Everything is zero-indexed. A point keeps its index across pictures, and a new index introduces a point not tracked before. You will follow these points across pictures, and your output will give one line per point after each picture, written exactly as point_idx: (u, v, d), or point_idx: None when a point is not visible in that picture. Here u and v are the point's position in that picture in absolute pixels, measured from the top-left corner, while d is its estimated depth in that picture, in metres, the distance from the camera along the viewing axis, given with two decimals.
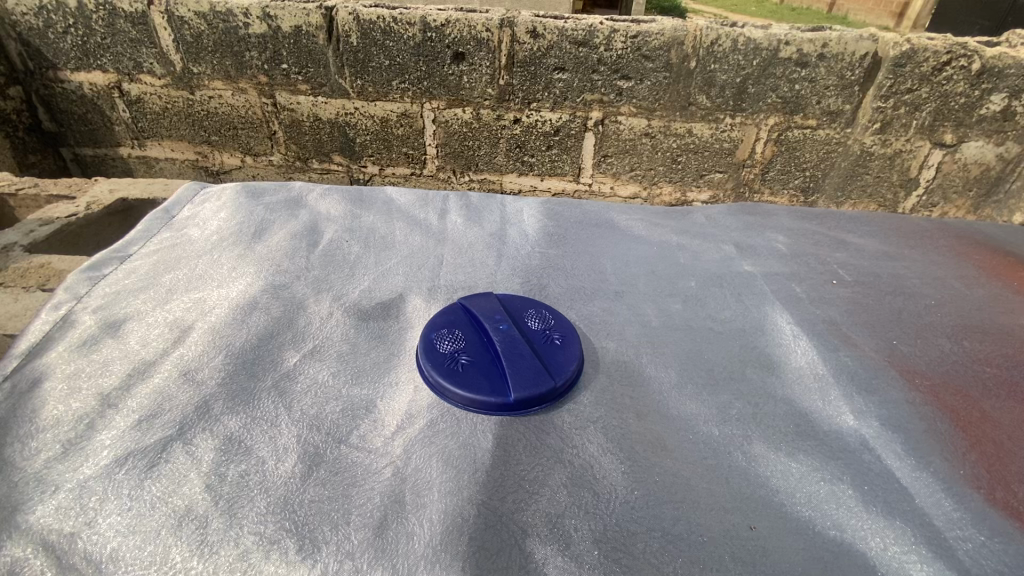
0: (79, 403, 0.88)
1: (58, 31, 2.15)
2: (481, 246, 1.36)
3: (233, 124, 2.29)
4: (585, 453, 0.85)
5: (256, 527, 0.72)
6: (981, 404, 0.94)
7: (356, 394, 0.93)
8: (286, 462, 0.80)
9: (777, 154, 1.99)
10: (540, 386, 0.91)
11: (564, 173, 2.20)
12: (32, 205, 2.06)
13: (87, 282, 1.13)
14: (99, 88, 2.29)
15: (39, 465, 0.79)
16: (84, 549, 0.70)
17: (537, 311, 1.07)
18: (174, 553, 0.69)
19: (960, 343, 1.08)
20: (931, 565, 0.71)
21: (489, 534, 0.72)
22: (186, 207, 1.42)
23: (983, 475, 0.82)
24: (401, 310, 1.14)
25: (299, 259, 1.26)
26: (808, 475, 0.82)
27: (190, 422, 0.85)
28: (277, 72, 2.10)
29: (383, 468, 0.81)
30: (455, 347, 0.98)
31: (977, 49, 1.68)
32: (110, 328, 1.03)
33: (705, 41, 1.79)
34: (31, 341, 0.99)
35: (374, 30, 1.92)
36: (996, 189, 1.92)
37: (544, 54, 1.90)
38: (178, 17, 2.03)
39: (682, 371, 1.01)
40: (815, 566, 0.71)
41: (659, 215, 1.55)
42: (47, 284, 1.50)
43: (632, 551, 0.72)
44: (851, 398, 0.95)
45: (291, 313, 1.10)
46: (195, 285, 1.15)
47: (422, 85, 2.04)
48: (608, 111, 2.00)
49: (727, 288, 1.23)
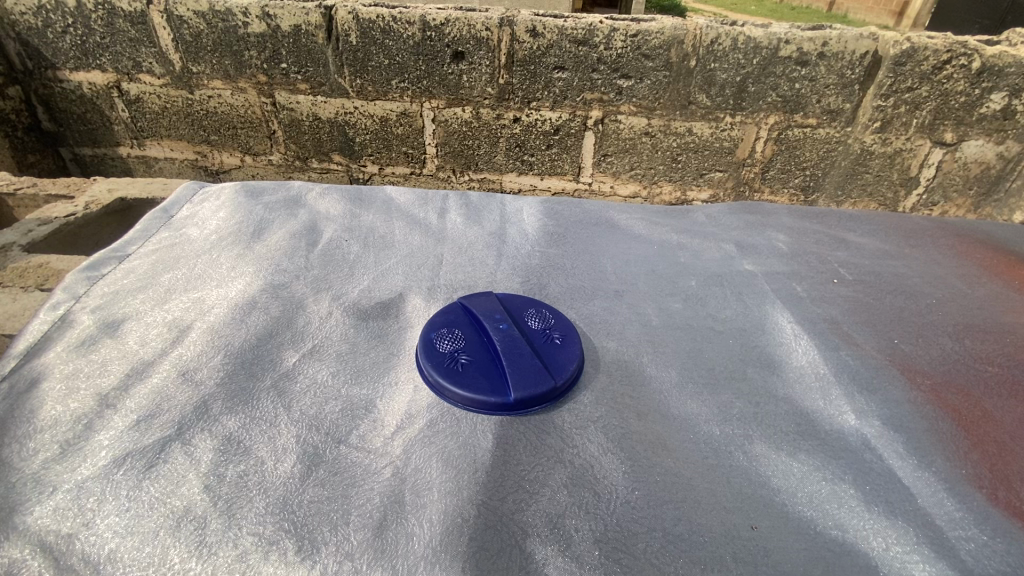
0: (77, 404, 0.88)
1: (57, 31, 2.14)
2: (481, 246, 1.35)
3: (232, 124, 2.28)
4: (585, 453, 0.84)
5: (254, 528, 0.71)
6: (982, 403, 0.94)
7: (355, 394, 0.93)
8: (285, 462, 0.80)
9: (777, 153, 1.99)
10: (540, 385, 0.91)
11: (563, 172, 2.19)
12: (31, 204, 2.05)
13: (85, 282, 1.13)
14: (97, 88, 2.28)
15: (36, 466, 0.79)
16: (81, 551, 0.70)
17: (537, 311, 1.07)
18: (172, 554, 0.69)
19: (961, 342, 1.07)
20: (933, 565, 0.71)
21: (489, 535, 0.72)
22: (185, 207, 1.42)
23: (985, 475, 0.82)
24: (401, 309, 1.14)
25: (299, 259, 1.25)
26: (809, 474, 0.82)
27: (189, 422, 0.85)
28: (276, 71, 2.09)
29: (383, 468, 0.81)
30: (454, 347, 0.97)
31: (977, 48, 1.68)
32: (108, 328, 1.03)
33: (705, 40, 1.79)
34: (29, 341, 0.98)
35: (373, 28, 1.92)
36: (996, 187, 1.92)
37: (544, 52, 1.89)
38: (177, 16, 2.02)
39: (683, 371, 1.01)
40: (817, 567, 0.71)
41: (659, 214, 1.55)
42: (45, 284, 1.49)
43: (633, 552, 0.71)
44: (852, 397, 0.94)
45: (290, 313, 1.09)
46: (194, 285, 1.14)
47: (421, 84, 2.03)
48: (608, 110, 1.99)
49: (728, 287, 1.23)
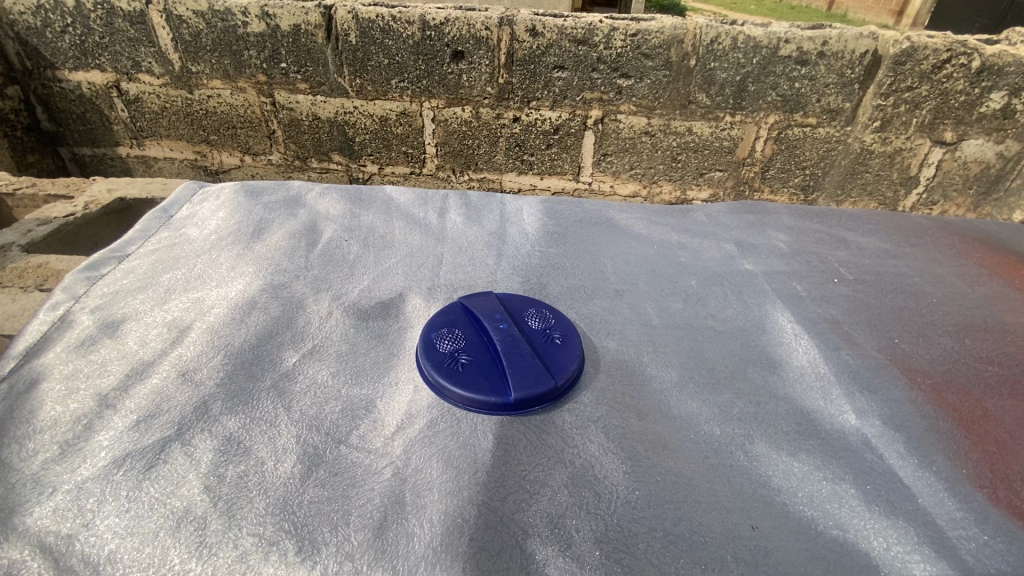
0: (77, 404, 0.88)
1: (56, 30, 2.14)
2: (481, 246, 1.35)
3: (231, 123, 2.28)
4: (585, 453, 0.84)
5: (254, 528, 0.71)
6: (983, 402, 0.94)
7: (356, 395, 0.93)
8: (285, 462, 0.80)
9: (777, 152, 1.98)
10: (540, 385, 0.91)
11: (563, 172, 2.19)
12: (30, 205, 2.05)
13: (85, 282, 1.13)
14: (97, 88, 2.28)
15: (36, 467, 0.79)
16: (81, 551, 0.69)
17: (537, 310, 1.07)
18: (172, 554, 0.69)
19: (961, 341, 1.07)
20: (934, 566, 0.71)
21: (490, 535, 0.72)
22: (184, 207, 1.42)
23: (986, 474, 0.82)
24: (401, 309, 1.14)
25: (298, 258, 1.25)
26: (810, 474, 0.82)
27: (189, 422, 0.85)
28: (276, 71, 2.09)
29: (383, 468, 0.81)
30: (454, 347, 0.97)
31: (977, 47, 1.68)
32: (108, 328, 1.03)
33: (705, 39, 1.79)
34: (28, 341, 0.98)
35: (373, 28, 1.92)
36: (996, 186, 1.92)
37: (543, 52, 1.89)
38: (176, 16, 2.02)
39: (683, 370, 1.00)
40: (818, 566, 0.71)
41: (659, 213, 1.55)
42: (44, 284, 1.49)
43: (633, 552, 0.71)
44: (853, 397, 0.94)
45: (290, 313, 1.09)
46: (194, 285, 1.14)
47: (421, 83, 2.03)
48: (607, 109, 1.99)
49: (728, 287, 1.23)
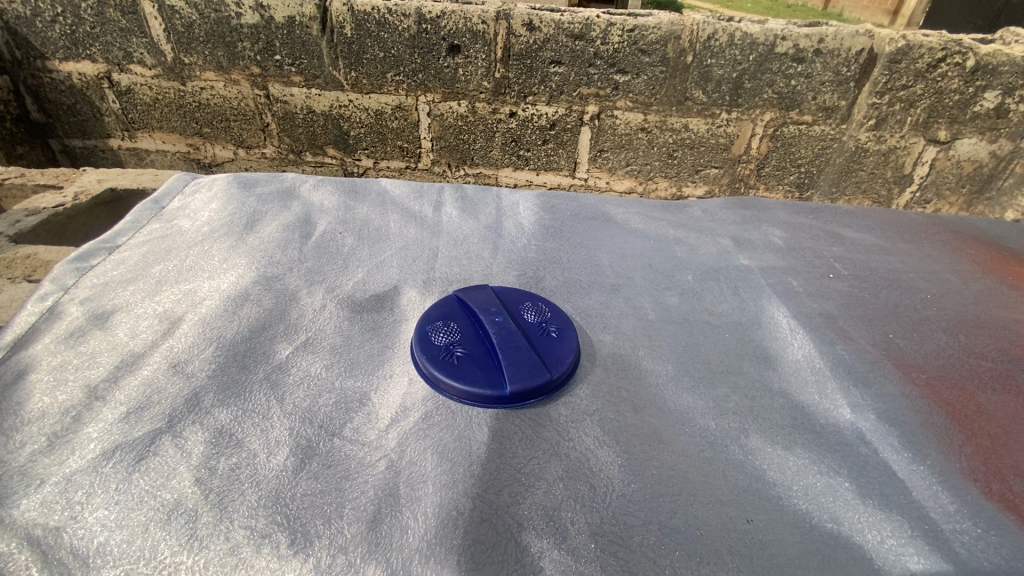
0: (66, 395, 0.87)
1: (46, 20, 2.10)
2: (477, 239, 1.35)
3: (224, 116, 2.25)
4: (580, 446, 0.84)
5: (246, 520, 0.71)
6: (976, 397, 0.94)
7: (349, 387, 0.92)
8: (277, 455, 0.79)
9: (773, 149, 1.98)
10: (536, 378, 0.90)
11: (560, 168, 2.18)
12: (19, 195, 2.01)
13: (74, 273, 1.11)
14: (87, 79, 2.25)
15: (23, 459, 0.77)
16: (70, 544, 0.68)
17: (532, 304, 1.06)
18: (161, 548, 0.68)
19: (955, 337, 1.08)
20: (927, 558, 0.71)
21: (484, 528, 0.71)
22: (176, 198, 1.39)
23: (979, 468, 0.82)
24: (395, 303, 1.12)
25: (291, 251, 1.24)
26: (805, 468, 0.82)
27: (179, 415, 0.84)
28: (269, 64, 2.06)
29: (375, 461, 0.80)
30: (449, 339, 0.97)
31: (972, 46, 1.68)
32: (97, 320, 1.01)
33: (702, 35, 1.78)
34: (16, 332, 0.96)
35: (368, 20, 1.89)
36: (988, 185, 1.94)
37: (540, 46, 1.88)
38: (168, 6, 1.98)
39: (679, 364, 1.00)
40: (813, 559, 0.70)
41: (656, 207, 1.54)
42: (32, 276, 1.46)
43: (629, 545, 0.71)
44: (848, 392, 0.94)
45: (282, 305, 1.08)
46: (186, 276, 1.13)
47: (417, 76, 2.01)
48: (604, 105, 1.98)
49: (724, 281, 1.23)
